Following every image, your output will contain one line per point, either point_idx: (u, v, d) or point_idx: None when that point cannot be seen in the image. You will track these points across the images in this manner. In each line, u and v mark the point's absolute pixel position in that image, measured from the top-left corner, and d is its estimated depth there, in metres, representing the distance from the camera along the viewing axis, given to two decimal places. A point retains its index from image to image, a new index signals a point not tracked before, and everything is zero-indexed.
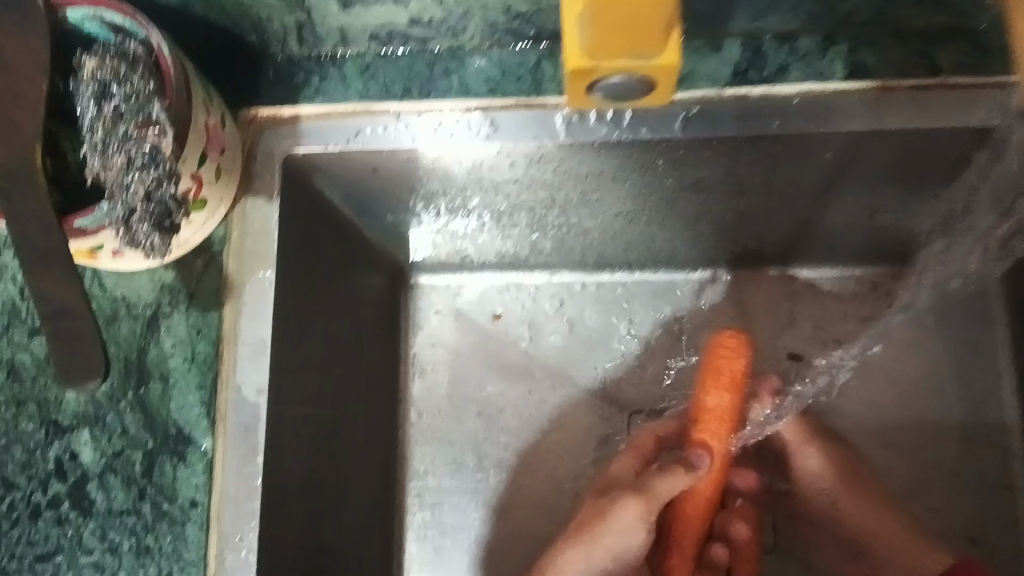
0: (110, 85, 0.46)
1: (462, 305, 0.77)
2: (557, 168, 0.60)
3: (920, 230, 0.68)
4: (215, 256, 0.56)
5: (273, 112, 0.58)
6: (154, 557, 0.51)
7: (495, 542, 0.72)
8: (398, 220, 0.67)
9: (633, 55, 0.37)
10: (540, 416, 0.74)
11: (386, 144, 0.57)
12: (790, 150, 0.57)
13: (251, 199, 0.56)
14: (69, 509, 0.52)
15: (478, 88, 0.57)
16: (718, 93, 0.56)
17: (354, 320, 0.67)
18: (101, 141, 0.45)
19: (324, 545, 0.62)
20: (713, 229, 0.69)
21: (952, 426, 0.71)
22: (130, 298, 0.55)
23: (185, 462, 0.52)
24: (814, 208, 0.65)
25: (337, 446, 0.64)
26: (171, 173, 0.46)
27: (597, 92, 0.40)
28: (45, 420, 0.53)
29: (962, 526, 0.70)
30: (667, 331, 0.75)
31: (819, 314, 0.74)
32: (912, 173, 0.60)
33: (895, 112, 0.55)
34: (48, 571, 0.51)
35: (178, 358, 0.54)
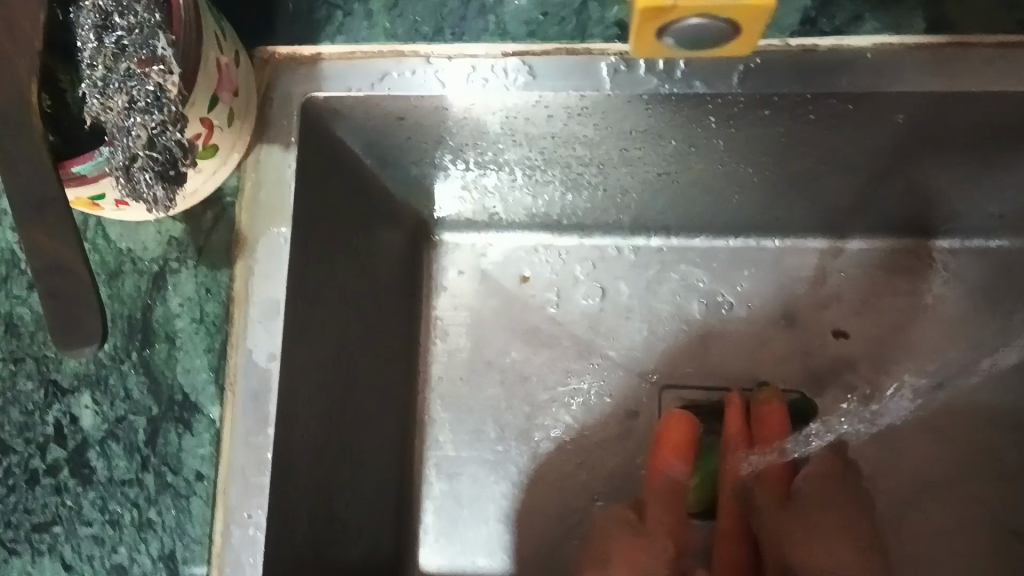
0: (113, 15, 0.40)
1: (487, 266, 0.72)
2: (599, 123, 0.55)
3: (987, 201, 0.63)
4: (226, 208, 0.52)
5: (292, 51, 0.53)
6: (157, 531, 0.47)
7: (514, 516, 0.68)
8: (423, 173, 0.62)
9: None
10: (567, 387, 0.70)
11: (414, 90, 0.52)
12: (858, 110, 0.52)
13: (267, 147, 0.52)
14: (68, 476, 0.48)
15: (516, 31, 0.52)
16: (783, 43, 0.51)
17: (372, 279, 0.63)
18: (101, 78, 0.40)
19: (336, 517, 0.58)
20: (762, 194, 0.64)
21: (1002, 413, 0.66)
22: (135, 251, 0.51)
23: (190, 431, 0.48)
24: (875, 174, 0.60)
25: (352, 413, 0.60)
26: (177, 117, 0.41)
27: (677, 34, 0.41)
28: (44, 380, 0.50)
29: (1006, 519, 0.65)
30: (704, 301, 0.70)
31: (868, 288, 0.70)
32: (988, 140, 0.54)
33: (979, 71, 0.50)
34: (46, 541, 0.48)
35: (186, 318, 0.50)
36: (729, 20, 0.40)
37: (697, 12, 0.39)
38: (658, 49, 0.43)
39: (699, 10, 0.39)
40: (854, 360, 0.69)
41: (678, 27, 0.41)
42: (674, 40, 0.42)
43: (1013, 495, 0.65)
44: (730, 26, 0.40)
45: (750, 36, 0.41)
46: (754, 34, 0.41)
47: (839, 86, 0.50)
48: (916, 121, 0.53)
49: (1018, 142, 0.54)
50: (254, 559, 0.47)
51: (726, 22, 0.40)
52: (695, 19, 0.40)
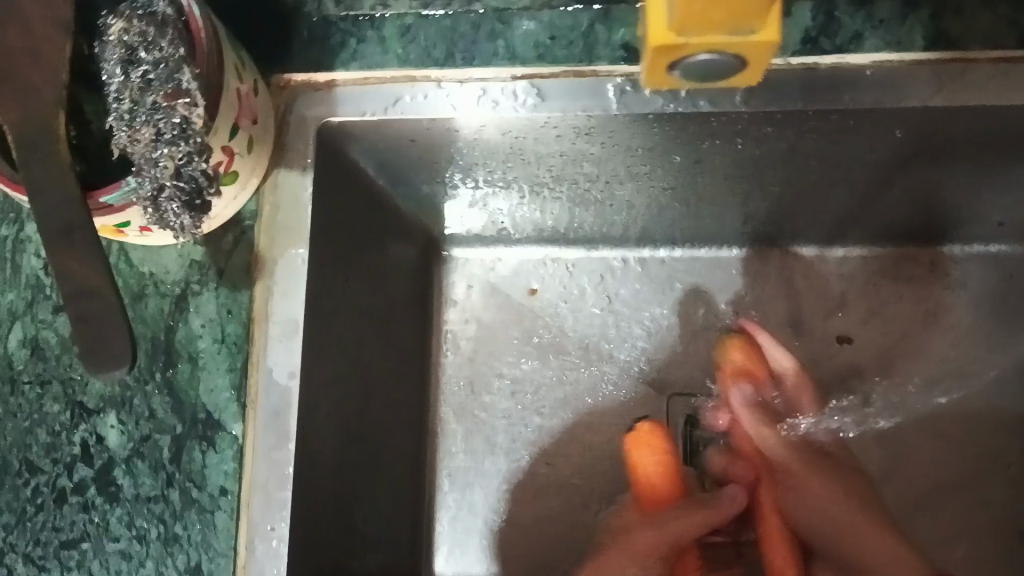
0: (139, 50, 0.42)
1: (496, 280, 0.74)
2: (607, 141, 0.56)
3: (989, 209, 0.64)
4: (245, 231, 0.53)
5: (307, 77, 0.54)
6: (183, 545, 0.49)
7: (528, 526, 0.70)
8: (434, 191, 0.64)
9: (731, 30, 0.40)
10: (576, 397, 0.71)
11: (425, 112, 0.53)
12: (861, 125, 0.53)
13: (284, 171, 0.53)
14: (96, 494, 0.50)
15: (525, 54, 0.53)
16: (785, 61, 0.52)
17: (386, 295, 0.64)
18: (128, 111, 0.41)
19: (355, 530, 0.60)
20: (767, 205, 0.65)
21: (1010, 417, 0.68)
22: (158, 274, 0.52)
23: (214, 448, 0.50)
24: (878, 185, 0.61)
25: (368, 427, 0.61)
26: (202, 148, 0.43)
27: (689, 69, 0.42)
28: (70, 402, 0.51)
29: (1013, 520, 0.66)
30: (713, 312, 0.71)
31: (873, 296, 0.71)
32: (989, 151, 0.56)
33: (978, 86, 0.51)
34: (74, 558, 0.49)
35: (208, 339, 0.51)
36: (738, 57, 0.41)
37: (706, 50, 0.41)
38: (668, 81, 0.45)
39: (708, 46, 0.41)
40: (859, 366, 0.70)
41: (689, 63, 0.42)
42: (684, 74, 0.44)
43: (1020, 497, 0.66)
44: (739, 62, 0.42)
45: (757, 70, 0.43)
46: (761, 68, 0.43)
47: (841, 102, 0.51)
48: (917, 135, 0.54)
49: (1019, 153, 0.56)
50: (277, 571, 0.48)
51: (736, 57, 0.42)
52: (705, 55, 0.41)
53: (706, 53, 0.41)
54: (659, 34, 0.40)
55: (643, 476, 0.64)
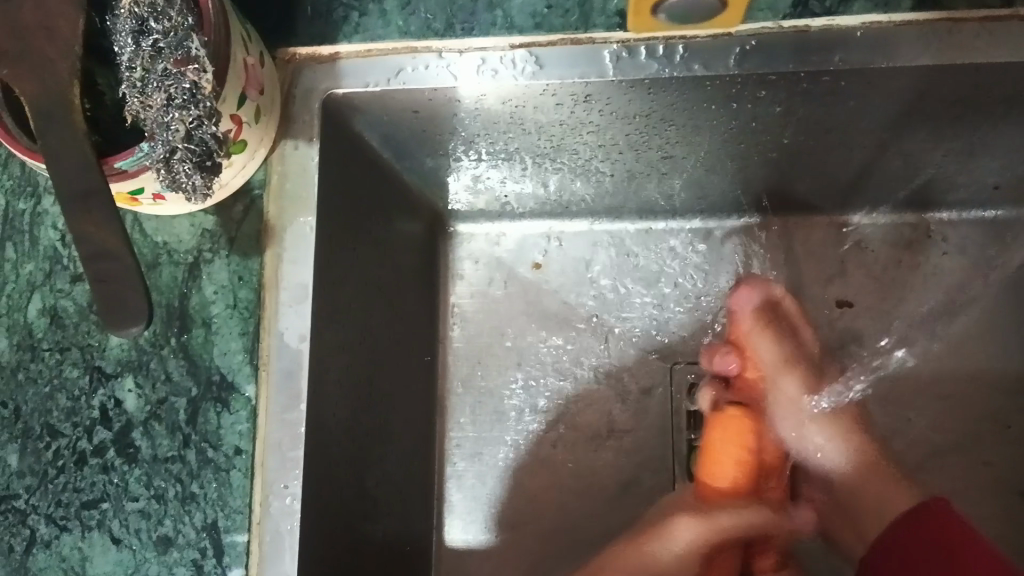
0: (149, 21, 0.44)
1: (501, 254, 0.75)
2: (604, 109, 0.57)
3: (983, 172, 0.65)
4: (255, 200, 0.55)
5: (311, 51, 0.56)
6: (199, 503, 0.50)
7: (536, 493, 0.71)
8: (438, 164, 0.65)
9: None
10: (581, 367, 0.73)
11: (428, 82, 0.55)
12: (851, 87, 0.54)
13: (291, 141, 0.55)
14: (115, 456, 0.51)
15: (523, 23, 0.55)
16: (777, 25, 0.53)
17: (392, 268, 0.66)
18: (139, 79, 0.43)
19: (368, 494, 0.61)
20: (765, 172, 0.66)
21: (1008, 378, 0.69)
22: (171, 244, 0.54)
23: (228, 410, 0.51)
24: (871, 150, 0.62)
25: (378, 395, 0.63)
26: (211, 112, 0.44)
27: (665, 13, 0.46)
28: (89, 366, 0.53)
29: (1014, 481, 0.67)
30: (714, 280, 0.73)
31: (871, 263, 0.72)
32: (980, 112, 0.57)
33: (965, 43, 0.52)
34: (95, 517, 0.51)
35: (220, 305, 0.53)
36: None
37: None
38: (653, 21, 0.48)
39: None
40: (860, 331, 0.71)
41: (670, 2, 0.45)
42: (667, 15, 0.46)
43: (1020, 456, 0.67)
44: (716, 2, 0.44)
45: (735, 9, 0.45)
46: (740, 6, 0.45)
47: (832, 63, 0.53)
48: (907, 96, 0.55)
49: (1008, 112, 0.57)
50: (291, 526, 0.50)
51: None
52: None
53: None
54: None
55: (720, 486, 0.64)
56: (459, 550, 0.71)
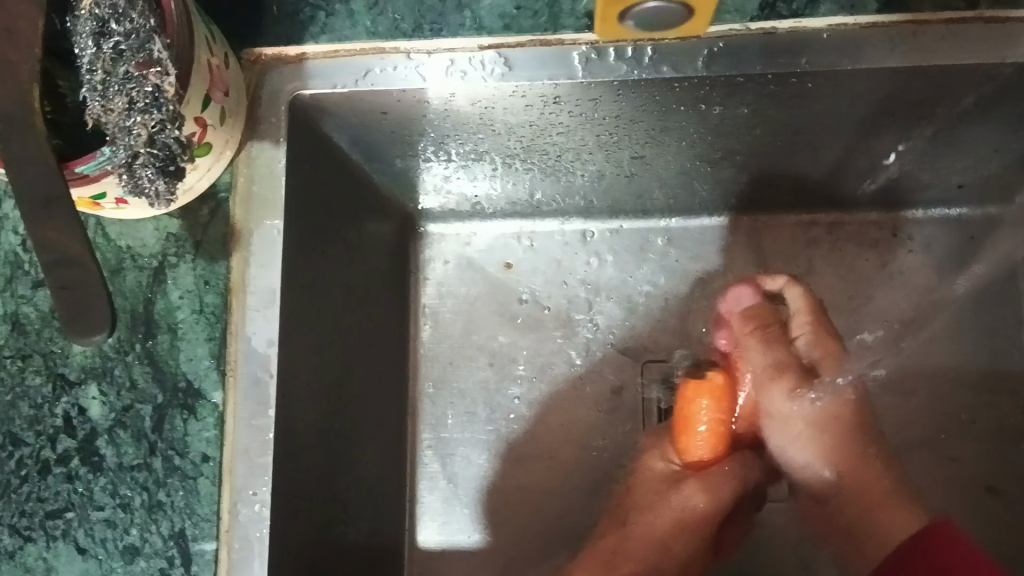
0: (110, 22, 0.42)
1: (472, 254, 0.75)
2: (573, 110, 0.57)
3: (948, 171, 0.66)
4: (221, 203, 0.54)
5: (277, 51, 0.55)
6: (166, 512, 0.49)
7: (508, 494, 0.71)
8: (408, 165, 0.65)
9: None
10: (553, 367, 0.73)
11: (396, 84, 0.54)
12: (820, 88, 0.55)
13: (257, 144, 0.54)
14: (79, 465, 0.50)
15: (492, 24, 0.54)
16: (744, 26, 0.53)
17: (362, 268, 0.65)
18: (100, 82, 0.42)
19: (339, 498, 0.61)
20: (734, 172, 0.67)
21: (973, 373, 0.70)
22: (135, 248, 0.53)
23: (195, 417, 0.51)
24: (839, 150, 0.63)
25: (348, 398, 0.62)
26: (174, 116, 0.44)
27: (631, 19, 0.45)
28: (52, 373, 0.52)
29: (978, 474, 0.68)
30: (684, 279, 0.73)
31: (839, 262, 0.72)
32: (946, 111, 0.57)
33: (931, 45, 0.53)
34: (60, 527, 0.50)
35: (186, 309, 0.52)
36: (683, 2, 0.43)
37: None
38: (621, 29, 0.47)
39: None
40: None
41: (638, 8, 0.44)
42: (635, 21, 0.45)
43: (984, 451, 0.68)
44: (684, 9, 0.44)
45: (701, 19, 0.45)
46: (706, 15, 0.44)
47: (799, 65, 0.53)
48: (874, 97, 0.56)
49: (972, 113, 0.57)
50: (262, 532, 0.50)
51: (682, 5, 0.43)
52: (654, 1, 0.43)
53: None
54: None
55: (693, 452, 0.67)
56: (432, 551, 0.71)
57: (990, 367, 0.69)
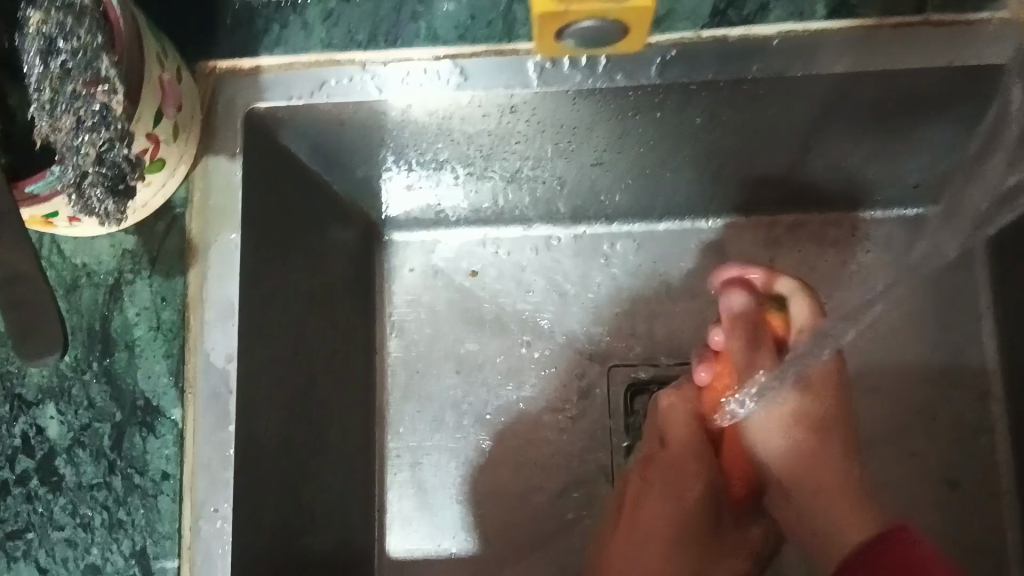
0: (56, 40, 0.42)
1: (438, 262, 0.75)
2: (531, 118, 0.58)
3: (902, 172, 0.67)
4: (177, 218, 0.54)
5: (232, 63, 0.55)
6: (128, 531, 0.49)
7: (477, 501, 0.71)
8: (369, 174, 0.65)
9: None
10: (519, 372, 0.73)
11: (352, 96, 0.54)
12: (772, 93, 0.56)
13: (213, 158, 0.54)
14: (38, 485, 0.50)
15: (447, 35, 0.55)
16: (696, 34, 0.54)
17: (323, 278, 0.65)
18: (49, 101, 0.42)
19: (305, 511, 0.60)
20: (693, 176, 0.67)
21: (932, 369, 0.71)
22: (91, 265, 0.53)
23: (154, 434, 0.50)
24: (795, 153, 0.64)
25: (312, 410, 0.62)
26: (123, 134, 0.44)
27: (569, 38, 0.45)
28: (9, 394, 0.51)
29: (940, 470, 0.69)
30: (648, 281, 0.74)
31: (800, 262, 0.73)
32: (896, 114, 0.58)
33: (880, 50, 0.53)
34: (20, 548, 0.49)
35: (143, 326, 0.52)
36: (617, 20, 0.43)
37: (589, 15, 0.43)
38: (559, 48, 0.47)
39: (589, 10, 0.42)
40: None
41: (574, 29, 0.44)
42: (573, 41, 0.45)
43: (944, 447, 0.69)
44: (620, 27, 0.44)
45: (639, 34, 0.45)
46: (643, 29, 0.44)
47: (751, 72, 0.54)
48: (826, 101, 0.56)
49: (921, 116, 0.58)
50: (224, 548, 0.50)
51: (617, 22, 0.44)
52: (587, 20, 0.43)
53: (588, 18, 0.43)
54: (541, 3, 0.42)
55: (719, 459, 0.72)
56: (402, 561, 0.71)
57: (948, 364, 0.71)
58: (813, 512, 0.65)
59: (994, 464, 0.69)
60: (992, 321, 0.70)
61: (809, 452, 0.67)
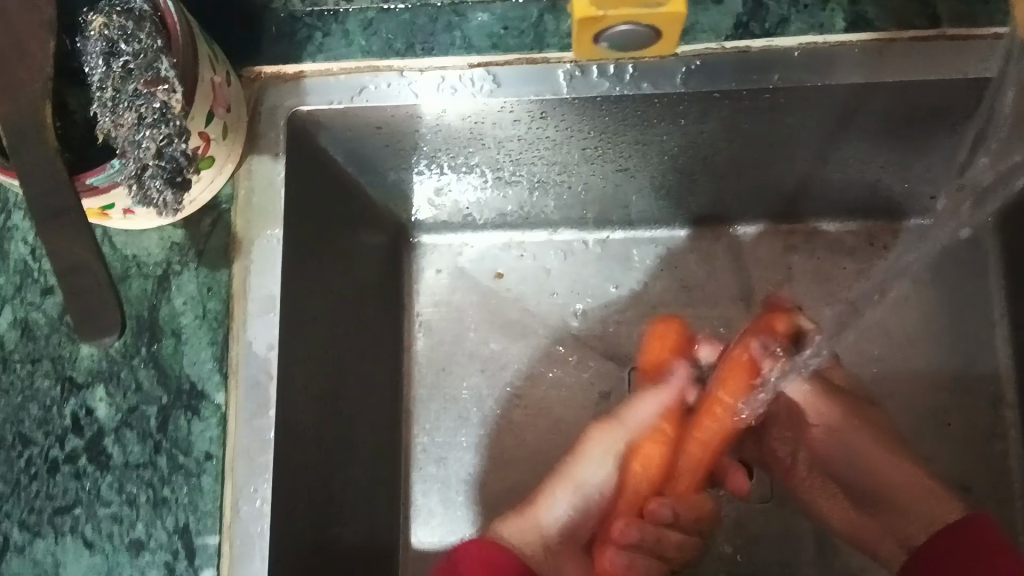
0: (119, 44, 0.46)
1: (464, 264, 0.77)
2: (560, 125, 0.60)
3: (918, 182, 0.69)
4: (222, 214, 0.57)
5: (276, 69, 0.58)
6: (171, 508, 0.52)
7: (499, 495, 0.73)
8: (400, 178, 0.67)
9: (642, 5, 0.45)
10: (542, 371, 0.75)
11: (390, 100, 0.57)
12: (791, 103, 0.58)
13: (257, 157, 0.57)
14: (87, 463, 0.52)
15: (480, 44, 0.57)
16: (719, 45, 0.56)
17: (356, 277, 0.67)
18: (111, 98, 0.45)
19: (336, 498, 0.63)
20: (715, 183, 0.70)
21: (946, 375, 0.73)
22: (141, 257, 0.56)
23: (198, 416, 0.53)
24: (813, 162, 0.66)
25: (344, 402, 0.65)
26: (180, 130, 0.47)
27: (605, 40, 0.48)
28: (60, 377, 0.54)
29: (954, 474, 0.71)
30: (668, 285, 0.76)
31: (816, 270, 0.75)
32: (911, 124, 0.60)
33: (895, 62, 0.56)
34: (68, 523, 0.52)
35: (190, 315, 0.55)
36: (652, 26, 0.46)
37: (624, 21, 0.46)
38: (593, 50, 0.50)
39: (625, 18, 0.45)
40: None
41: (610, 33, 0.47)
42: (608, 43, 0.48)
43: (958, 451, 0.71)
44: (653, 31, 0.47)
45: (670, 37, 0.48)
46: (674, 34, 0.48)
47: (771, 82, 0.56)
48: (842, 111, 0.59)
49: (935, 126, 0.60)
50: (261, 528, 0.52)
51: (650, 27, 0.46)
52: (624, 26, 0.46)
53: (625, 24, 0.46)
54: (581, 9, 0.45)
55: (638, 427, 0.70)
56: (427, 553, 0.73)
57: (962, 370, 0.72)
58: (896, 492, 0.66)
59: (1009, 469, 0.70)
60: (1007, 328, 0.72)
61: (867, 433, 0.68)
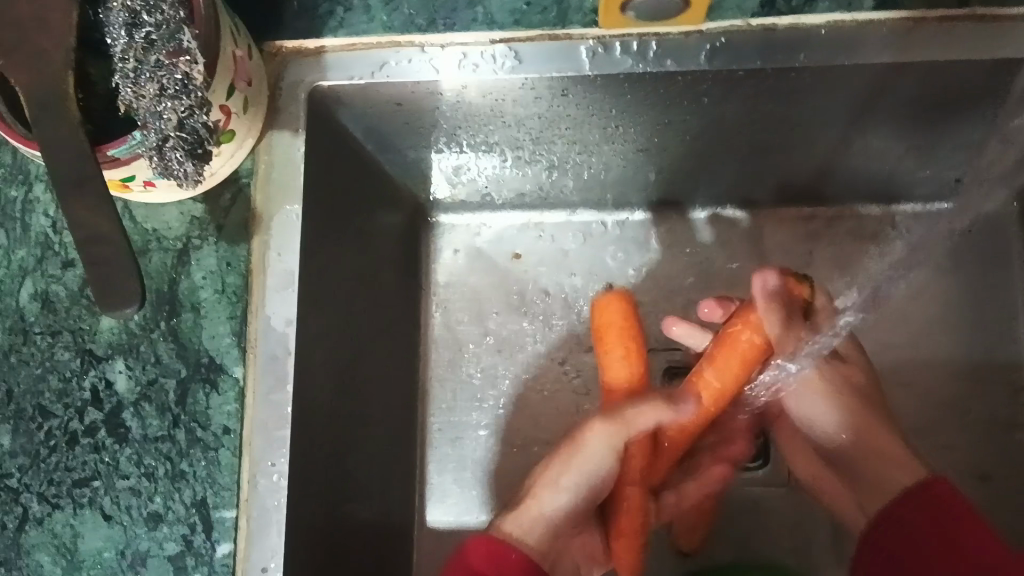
0: (141, 14, 0.45)
1: (481, 244, 0.77)
2: (580, 103, 0.60)
3: (943, 166, 0.68)
4: (242, 187, 0.56)
5: (297, 44, 0.57)
6: (189, 481, 0.52)
7: (515, 476, 0.73)
8: (419, 156, 0.67)
9: None
10: (558, 353, 0.75)
11: (410, 76, 0.57)
12: (816, 83, 0.57)
13: (277, 132, 0.57)
14: (105, 436, 0.52)
15: (503, 20, 0.57)
16: (744, 23, 0.56)
17: (374, 255, 0.67)
18: (132, 70, 0.45)
19: (352, 476, 0.63)
20: (737, 165, 0.69)
21: (967, 363, 0.72)
22: (160, 231, 0.55)
23: (216, 390, 0.53)
24: (837, 145, 0.65)
25: (361, 380, 0.65)
26: (201, 102, 0.47)
27: (634, 8, 0.53)
28: (80, 349, 0.54)
29: (973, 463, 0.70)
30: (688, 269, 0.75)
31: (838, 254, 0.74)
32: (939, 107, 0.59)
33: (924, 43, 0.55)
34: (86, 495, 0.52)
35: (209, 289, 0.55)
36: None
37: None
38: (622, 22, 0.55)
39: None
40: None
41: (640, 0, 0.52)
42: (637, 11, 0.53)
43: (978, 441, 0.70)
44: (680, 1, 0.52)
45: (697, 9, 0.53)
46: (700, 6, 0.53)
47: (797, 61, 0.55)
48: (869, 92, 0.58)
49: (963, 109, 0.59)
50: (278, 502, 0.52)
51: None
52: None
53: None
54: None
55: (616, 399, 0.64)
56: (441, 532, 0.73)
57: (984, 359, 0.72)
58: (868, 465, 0.61)
59: None
60: None
61: (859, 409, 0.63)
